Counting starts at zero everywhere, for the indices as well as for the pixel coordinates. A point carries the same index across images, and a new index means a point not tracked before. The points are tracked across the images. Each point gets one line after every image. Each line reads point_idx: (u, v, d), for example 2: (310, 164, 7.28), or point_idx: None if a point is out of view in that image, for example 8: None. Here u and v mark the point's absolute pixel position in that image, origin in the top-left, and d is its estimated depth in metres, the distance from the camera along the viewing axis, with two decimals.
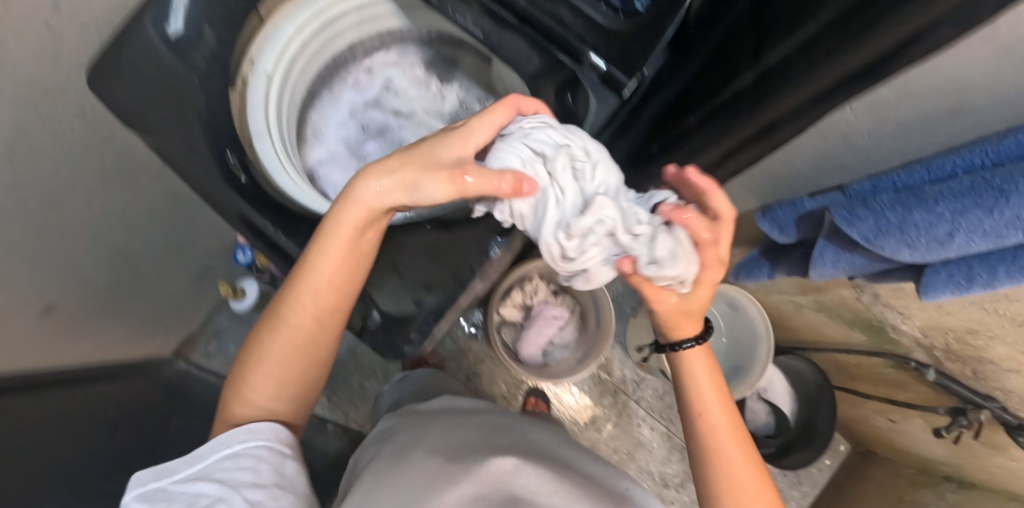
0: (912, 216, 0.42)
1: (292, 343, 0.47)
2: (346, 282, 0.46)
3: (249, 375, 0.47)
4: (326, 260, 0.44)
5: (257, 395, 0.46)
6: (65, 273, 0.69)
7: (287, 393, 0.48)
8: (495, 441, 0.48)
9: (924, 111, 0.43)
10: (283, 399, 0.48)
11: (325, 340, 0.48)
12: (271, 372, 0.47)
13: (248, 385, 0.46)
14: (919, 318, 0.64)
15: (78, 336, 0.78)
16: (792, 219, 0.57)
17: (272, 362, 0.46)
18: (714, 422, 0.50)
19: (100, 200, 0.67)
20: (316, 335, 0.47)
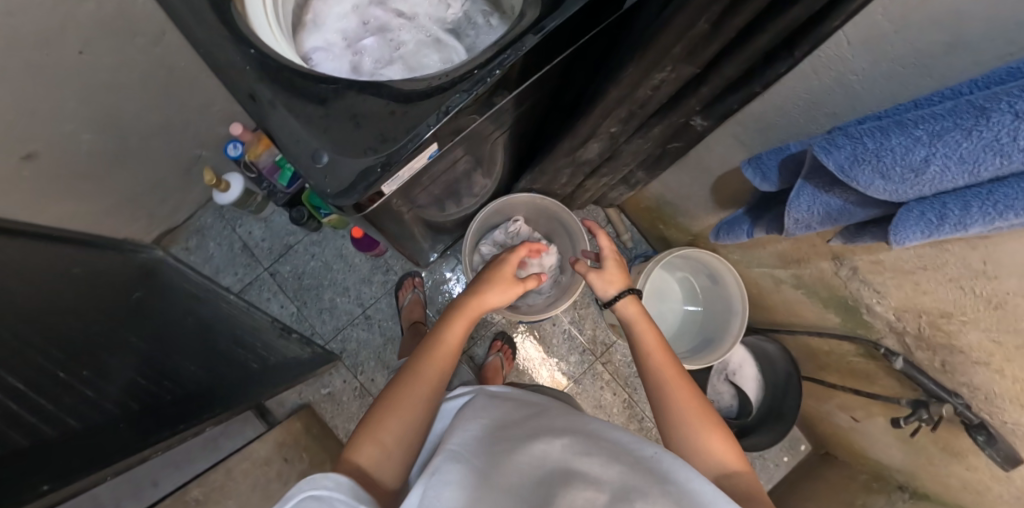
0: (890, 141, 0.40)
1: (402, 417, 0.43)
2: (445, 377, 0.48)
3: (366, 434, 0.42)
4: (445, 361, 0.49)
5: (405, 425, 0.43)
6: (51, 124, 0.70)
7: (413, 444, 0.43)
8: (545, 421, 0.42)
9: (922, 48, 0.41)
10: (389, 460, 0.41)
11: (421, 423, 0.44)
12: (378, 437, 0.42)
13: (367, 436, 0.42)
14: (895, 298, 0.62)
15: (58, 195, 0.79)
16: (775, 163, 0.54)
17: (379, 421, 0.43)
18: (671, 383, 0.49)
19: (92, 55, 0.67)
20: (420, 413, 0.45)
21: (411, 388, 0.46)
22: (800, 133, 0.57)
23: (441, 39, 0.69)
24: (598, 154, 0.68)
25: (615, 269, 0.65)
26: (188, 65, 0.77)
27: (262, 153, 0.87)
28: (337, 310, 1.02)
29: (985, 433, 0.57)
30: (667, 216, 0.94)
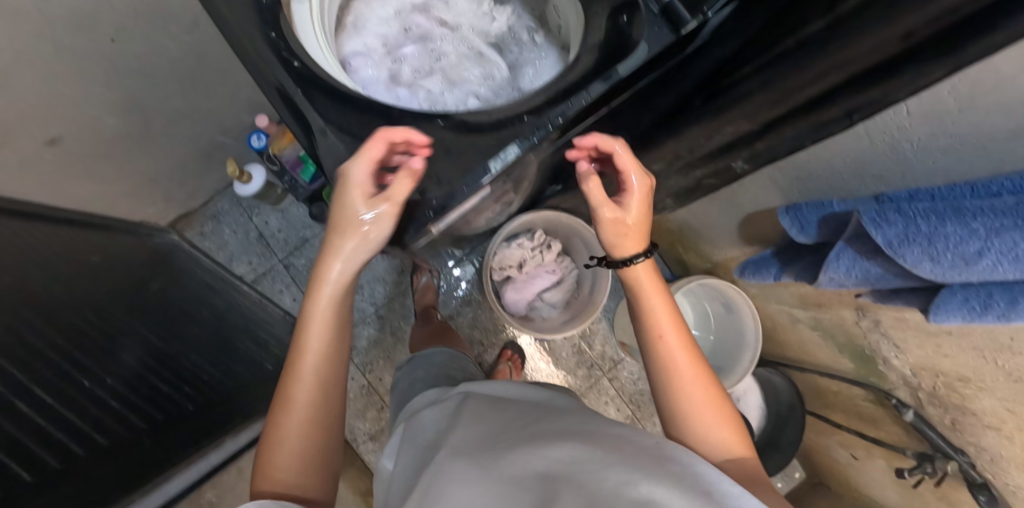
0: (944, 228, 0.40)
1: (298, 431, 0.37)
2: (329, 346, 0.39)
3: (265, 455, 0.36)
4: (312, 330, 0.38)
5: (309, 443, 0.38)
6: (75, 109, 0.68)
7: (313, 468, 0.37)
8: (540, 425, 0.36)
9: (986, 133, 0.40)
10: (310, 468, 0.37)
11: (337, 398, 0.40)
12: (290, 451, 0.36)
13: (270, 465, 0.36)
14: (913, 355, 0.62)
15: (79, 177, 0.78)
16: (816, 219, 0.55)
17: (277, 446, 0.36)
18: (685, 377, 0.41)
19: (121, 43, 0.65)
20: (327, 399, 0.39)
21: (297, 387, 0.38)
22: (841, 188, 0.57)
23: (484, 53, 0.68)
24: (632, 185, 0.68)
25: (641, 214, 0.47)
26: (217, 55, 0.76)
27: (285, 147, 0.85)
28: None
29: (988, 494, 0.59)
30: (688, 242, 0.94)
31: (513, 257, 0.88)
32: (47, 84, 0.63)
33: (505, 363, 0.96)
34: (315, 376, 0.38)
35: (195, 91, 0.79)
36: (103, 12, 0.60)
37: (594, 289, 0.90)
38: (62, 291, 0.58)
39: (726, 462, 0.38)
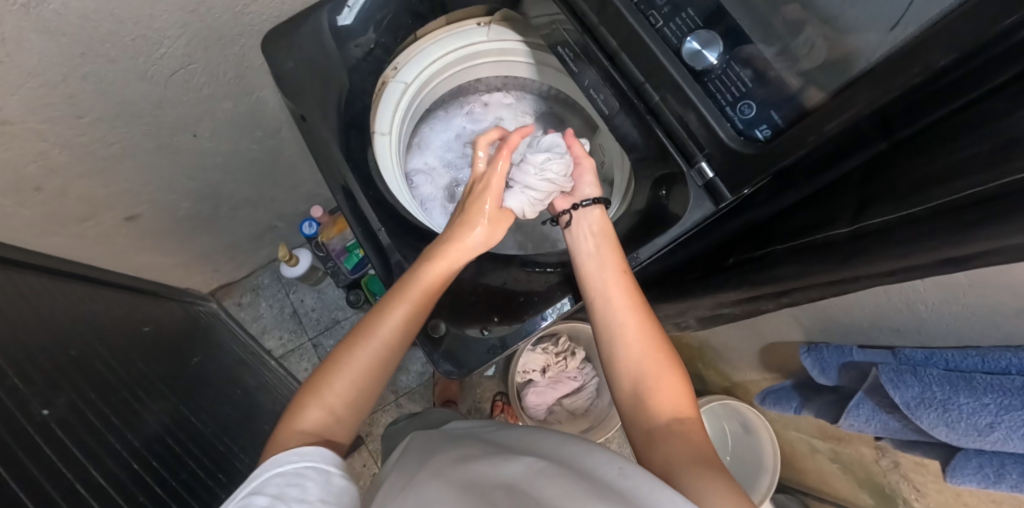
0: (957, 397, 0.44)
1: (369, 364, 0.44)
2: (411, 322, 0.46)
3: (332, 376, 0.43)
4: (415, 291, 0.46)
5: (317, 425, 0.40)
6: (162, 191, 0.76)
7: (356, 406, 0.43)
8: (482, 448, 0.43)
9: (991, 304, 0.45)
10: (347, 414, 0.42)
11: (389, 365, 0.45)
12: (340, 386, 0.42)
13: (328, 385, 0.42)
14: (933, 500, 0.62)
15: (142, 248, 0.84)
16: (836, 363, 0.60)
17: (344, 377, 0.43)
18: (625, 336, 0.45)
19: (214, 139, 0.74)
20: (386, 358, 0.45)
21: (327, 392, 0.42)
22: (855, 333, 0.62)
23: None
24: (671, 310, 0.73)
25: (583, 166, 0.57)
26: (292, 155, 0.85)
27: (333, 235, 0.93)
28: None
29: None
30: (708, 357, 0.97)
31: (536, 361, 0.95)
32: (142, 173, 0.71)
33: (499, 414, 1.00)
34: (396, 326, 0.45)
35: (264, 182, 0.88)
36: (202, 119, 0.69)
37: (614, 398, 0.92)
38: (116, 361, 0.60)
39: (666, 424, 0.39)
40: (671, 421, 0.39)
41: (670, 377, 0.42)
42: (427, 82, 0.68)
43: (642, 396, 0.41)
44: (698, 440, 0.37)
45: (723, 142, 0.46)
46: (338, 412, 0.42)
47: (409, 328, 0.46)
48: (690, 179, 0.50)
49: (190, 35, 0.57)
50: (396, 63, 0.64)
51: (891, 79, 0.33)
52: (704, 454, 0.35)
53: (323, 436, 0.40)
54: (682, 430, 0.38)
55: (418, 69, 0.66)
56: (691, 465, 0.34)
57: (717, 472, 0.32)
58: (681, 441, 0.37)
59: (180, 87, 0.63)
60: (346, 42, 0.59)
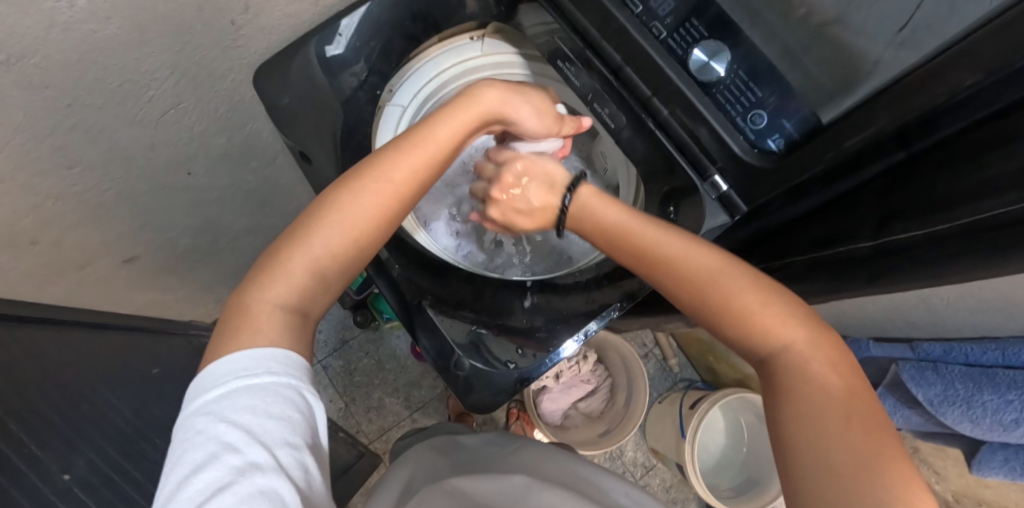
0: (981, 394, 0.45)
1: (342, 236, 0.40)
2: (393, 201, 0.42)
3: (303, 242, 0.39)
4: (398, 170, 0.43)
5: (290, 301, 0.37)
6: (159, 230, 0.74)
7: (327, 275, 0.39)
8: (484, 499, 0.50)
9: (1008, 299, 0.45)
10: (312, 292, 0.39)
11: (363, 244, 0.41)
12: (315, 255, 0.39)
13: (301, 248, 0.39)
14: (954, 482, 0.63)
15: (143, 287, 0.82)
16: (854, 359, 0.60)
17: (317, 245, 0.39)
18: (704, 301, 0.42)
19: (210, 174, 0.72)
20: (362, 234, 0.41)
21: (290, 259, 0.38)
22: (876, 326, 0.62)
23: None
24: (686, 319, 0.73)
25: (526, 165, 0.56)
26: (288, 181, 0.83)
27: None
28: (383, 408, 1.04)
29: None
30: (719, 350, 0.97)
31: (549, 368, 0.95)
32: (137, 214, 0.69)
33: (515, 421, 0.99)
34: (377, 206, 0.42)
35: (262, 209, 0.86)
36: (195, 156, 0.68)
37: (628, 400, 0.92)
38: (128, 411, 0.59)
39: (767, 361, 0.38)
40: (773, 355, 0.38)
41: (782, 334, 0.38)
42: (423, 103, 0.67)
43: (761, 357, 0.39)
44: (857, 404, 0.32)
45: (738, 155, 0.45)
46: (308, 285, 0.38)
47: (392, 209, 0.42)
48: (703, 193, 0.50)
49: (177, 75, 0.55)
50: (391, 86, 0.62)
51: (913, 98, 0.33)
52: (865, 418, 0.32)
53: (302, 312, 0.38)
54: (798, 365, 0.36)
55: (413, 91, 0.64)
56: (825, 422, 0.32)
57: (859, 425, 0.31)
58: (835, 404, 0.33)
59: (171, 126, 0.61)
60: (340, 72, 0.57)
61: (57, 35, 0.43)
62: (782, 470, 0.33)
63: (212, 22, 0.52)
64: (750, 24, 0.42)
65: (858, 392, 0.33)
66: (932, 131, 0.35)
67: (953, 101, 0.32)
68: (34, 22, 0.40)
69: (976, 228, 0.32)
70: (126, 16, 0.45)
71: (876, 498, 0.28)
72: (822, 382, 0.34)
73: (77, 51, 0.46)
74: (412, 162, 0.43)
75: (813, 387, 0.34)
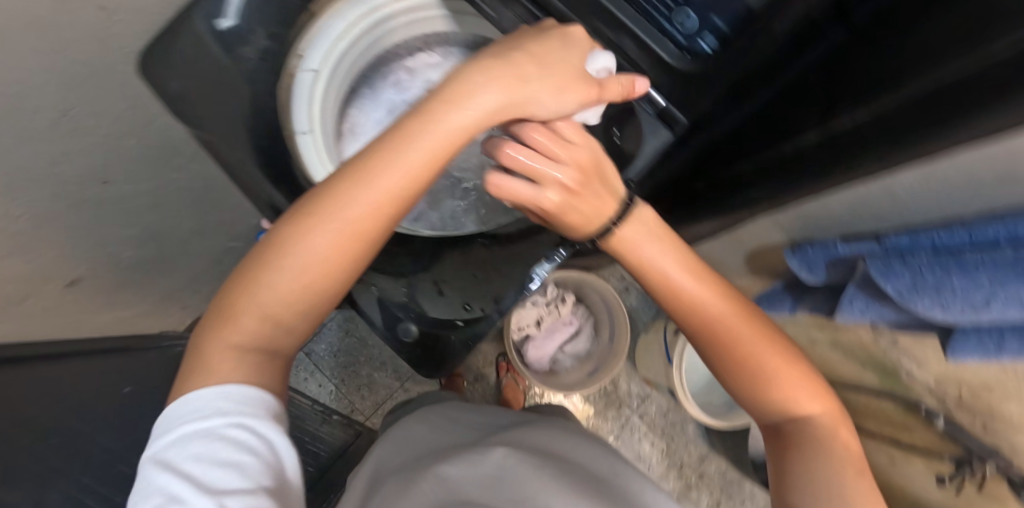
0: (950, 279, 0.43)
1: (296, 281, 0.40)
2: (361, 237, 0.41)
3: (253, 289, 0.40)
4: (359, 205, 0.39)
5: (265, 325, 0.41)
6: (95, 248, 0.70)
7: (293, 306, 0.41)
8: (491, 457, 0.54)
9: (975, 176, 0.43)
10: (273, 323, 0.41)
11: (326, 289, 0.42)
12: (280, 292, 0.40)
13: (240, 306, 0.40)
14: (934, 368, 0.64)
15: (98, 308, 0.79)
16: (823, 262, 0.58)
17: (277, 281, 0.40)
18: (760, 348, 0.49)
19: (131, 180, 0.67)
20: (334, 275, 0.41)
21: (255, 289, 0.40)
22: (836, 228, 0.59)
23: None
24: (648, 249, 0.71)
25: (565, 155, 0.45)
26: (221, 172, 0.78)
27: None
28: (375, 384, 1.04)
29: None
30: None
31: (530, 315, 0.92)
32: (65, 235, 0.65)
33: (505, 375, 0.99)
34: (349, 229, 0.40)
35: (203, 207, 0.82)
36: (109, 163, 0.62)
37: (613, 336, 0.91)
38: None
39: (710, 334, 0.49)
40: (716, 327, 0.49)
41: (765, 347, 0.49)
42: (339, 63, 0.60)
43: (739, 364, 0.49)
44: (799, 380, 0.49)
45: (667, 59, 0.45)
46: (315, 273, 0.40)
47: (353, 248, 0.41)
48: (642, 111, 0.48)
49: (48, 73, 0.49)
50: (298, 51, 0.56)
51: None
52: (759, 335, 0.49)
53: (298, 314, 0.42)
54: (726, 324, 0.48)
55: (324, 51, 0.57)
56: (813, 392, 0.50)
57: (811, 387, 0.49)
58: (793, 400, 0.49)
59: (64, 134, 0.55)
60: (239, 47, 0.53)
61: None
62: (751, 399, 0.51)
63: (72, 9, 0.46)
64: None
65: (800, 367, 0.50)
66: None
67: None
68: None
69: (940, 97, 0.28)
70: None
71: (779, 381, 0.49)
72: (774, 375, 0.49)
73: None
74: (432, 150, 0.40)
75: (767, 381, 0.49)
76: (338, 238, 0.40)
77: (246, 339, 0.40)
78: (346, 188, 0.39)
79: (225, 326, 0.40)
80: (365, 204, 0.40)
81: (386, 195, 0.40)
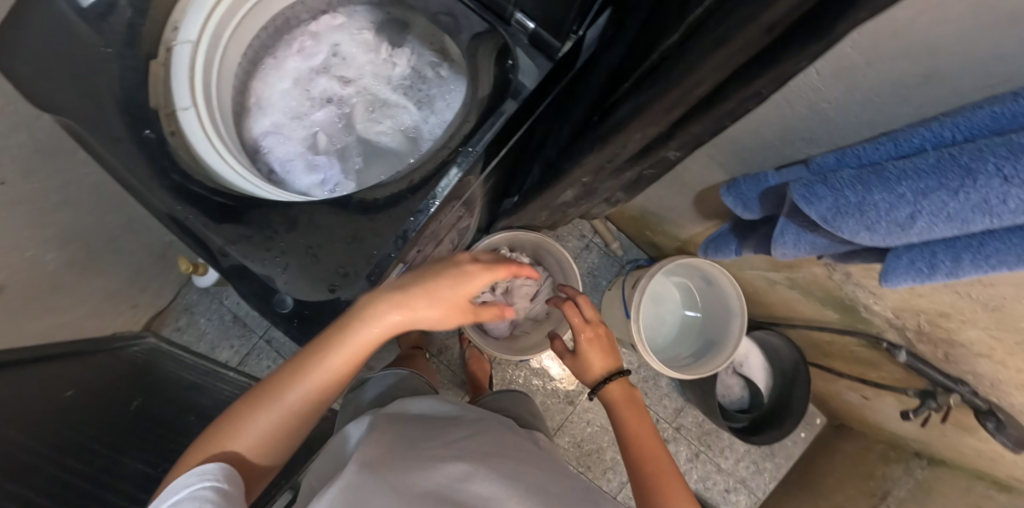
0: (872, 196, 0.39)
1: (275, 420, 0.42)
2: (328, 387, 0.44)
3: (233, 427, 0.41)
4: (335, 362, 0.43)
5: (258, 440, 0.42)
6: (13, 254, 0.67)
7: (272, 440, 0.42)
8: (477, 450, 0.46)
9: (897, 78, 0.38)
10: (265, 451, 0.42)
11: (296, 423, 0.43)
12: (256, 435, 0.42)
13: (233, 432, 0.41)
14: (890, 299, 0.60)
15: (39, 315, 0.76)
16: (755, 194, 0.54)
17: (256, 427, 0.42)
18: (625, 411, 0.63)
19: (33, 179, 0.64)
20: (298, 418, 0.43)
21: (243, 433, 0.41)
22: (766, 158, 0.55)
23: (395, 101, 0.67)
24: (572, 196, 0.66)
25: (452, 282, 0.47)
26: None
27: None
28: None
29: (994, 420, 0.58)
30: (652, 224, 0.92)
31: None
32: None
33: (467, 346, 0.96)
34: (309, 392, 0.43)
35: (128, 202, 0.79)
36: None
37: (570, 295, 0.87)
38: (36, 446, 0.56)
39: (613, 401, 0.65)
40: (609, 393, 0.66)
41: (652, 441, 0.57)
42: (221, 32, 0.56)
43: (623, 442, 0.59)
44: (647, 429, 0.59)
45: None
46: (307, 405, 0.43)
47: (324, 394, 0.44)
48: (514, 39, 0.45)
49: None
50: (172, 22, 0.52)
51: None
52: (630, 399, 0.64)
53: (285, 414, 0.43)
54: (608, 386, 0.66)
55: (201, 19, 0.53)
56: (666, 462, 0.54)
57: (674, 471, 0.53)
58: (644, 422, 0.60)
59: None
60: (103, 22, 0.48)
61: None
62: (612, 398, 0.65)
63: None
64: None
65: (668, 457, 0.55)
66: None
67: None
68: None
69: None
70: None
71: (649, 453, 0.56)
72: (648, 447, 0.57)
73: None
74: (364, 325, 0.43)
75: (637, 438, 0.58)
76: (316, 387, 0.43)
77: (239, 459, 0.41)
78: (326, 335, 0.44)
79: (214, 441, 0.41)
80: (353, 351, 0.44)
81: (352, 362, 0.44)
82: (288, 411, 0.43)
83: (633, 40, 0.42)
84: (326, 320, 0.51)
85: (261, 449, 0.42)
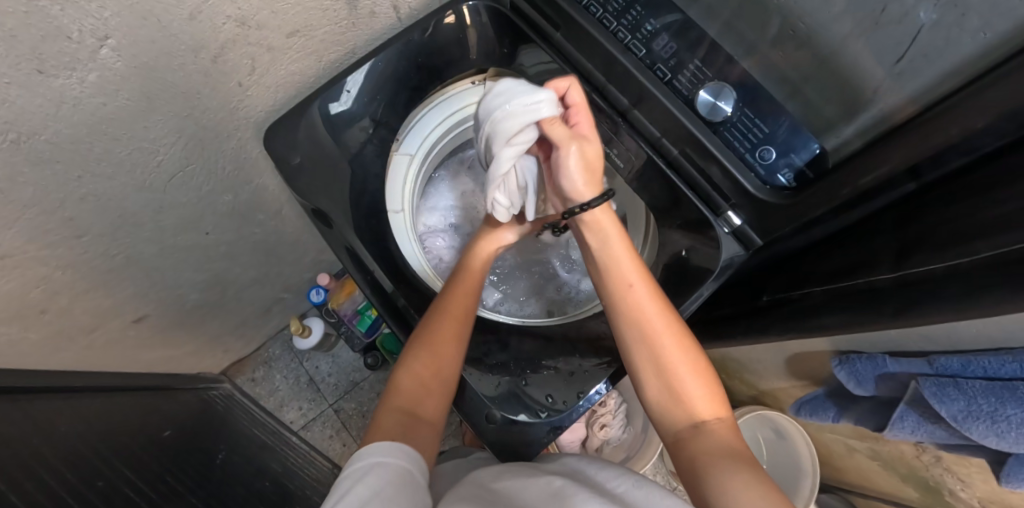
0: (1005, 409, 0.44)
1: (429, 354, 0.48)
2: (454, 341, 0.50)
3: (397, 383, 0.47)
4: (453, 290, 0.52)
5: (417, 380, 0.47)
6: (167, 289, 0.75)
7: (420, 402, 0.46)
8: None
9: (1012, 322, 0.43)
10: (416, 411, 0.46)
11: (449, 367, 0.49)
12: (411, 379, 0.47)
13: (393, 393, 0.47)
14: (980, 489, 0.62)
15: (150, 345, 0.82)
16: (872, 375, 0.61)
17: (417, 361, 0.48)
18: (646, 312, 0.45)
19: (218, 233, 0.74)
20: (444, 364, 0.48)
21: (402, 385, 0.47)
22: (872, 344, 0.62)
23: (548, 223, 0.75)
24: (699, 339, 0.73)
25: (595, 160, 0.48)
26: (295, 229, 0.86)
27: (343, 300, 0.94)
28: None
29: None
30: (732, 370, 1.02)
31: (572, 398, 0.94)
32: (146, 276, 0.70)
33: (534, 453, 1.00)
34: (446, 330, 0.50)
35: (269, 259, 0.88)
36: (203, 217, 0.69)
37: (647, 425, 0.94)
38: (130, 470, 0.56)
39: (689, 431, 0.42)
40: (696, 423, 0.42)
41: (683, 356, 0.44)
42: (431, 149, 0.66)
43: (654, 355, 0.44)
44: (704, 391, 0.43)
45: (750, 192, 0.49)
46: (417, 390, 0.46)
47: (457, 338, 0.49)
48: (720, 230, 0.54)
49: (180, 139, 0.57)
50: (399, 137, 0.62)
51: (927, 138, 0.36)
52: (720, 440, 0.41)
53: (411, 411, 0.45)
54: (715, 435, 0.41)
55: (421, 139, 0.64)
56: (726, 468, 0.37)
57: (756, 479, 0.35)
58: (693, 406, 0.43)
59: (178, 191, 0.62)
60: (347, 126, 0.58)
61: (67, 112, 0.44)
62: (701, 450, 0.40)
63: (218, 85, 0.54)
64: (766, 65, 0.44)
65: (705, 364, 0.44)
66: (943, 164, 0.38)
67: (982, 128, 0.33)
68: (46, 101, 0.42)
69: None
70: (134, 87, 0.47)
71: None
72: (667, 342, 0.44)
73: (87, 123, 0.47)
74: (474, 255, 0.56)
75: (685, 397, 0.43)
76: (431, 349, 0.49)
77: (402, 417, 0.44)
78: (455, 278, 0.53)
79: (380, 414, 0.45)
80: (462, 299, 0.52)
81: (471, 279, 0.54)
82: (412, 369, 0.48)
83: (821, 263, 0.52)
84: (526, 443, 0.53)
85: (416, 391, 0.47)
